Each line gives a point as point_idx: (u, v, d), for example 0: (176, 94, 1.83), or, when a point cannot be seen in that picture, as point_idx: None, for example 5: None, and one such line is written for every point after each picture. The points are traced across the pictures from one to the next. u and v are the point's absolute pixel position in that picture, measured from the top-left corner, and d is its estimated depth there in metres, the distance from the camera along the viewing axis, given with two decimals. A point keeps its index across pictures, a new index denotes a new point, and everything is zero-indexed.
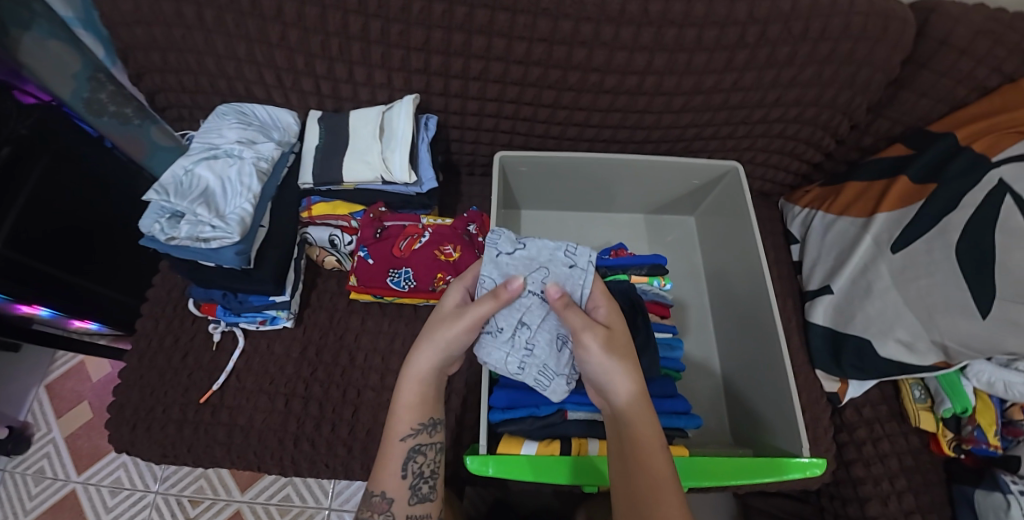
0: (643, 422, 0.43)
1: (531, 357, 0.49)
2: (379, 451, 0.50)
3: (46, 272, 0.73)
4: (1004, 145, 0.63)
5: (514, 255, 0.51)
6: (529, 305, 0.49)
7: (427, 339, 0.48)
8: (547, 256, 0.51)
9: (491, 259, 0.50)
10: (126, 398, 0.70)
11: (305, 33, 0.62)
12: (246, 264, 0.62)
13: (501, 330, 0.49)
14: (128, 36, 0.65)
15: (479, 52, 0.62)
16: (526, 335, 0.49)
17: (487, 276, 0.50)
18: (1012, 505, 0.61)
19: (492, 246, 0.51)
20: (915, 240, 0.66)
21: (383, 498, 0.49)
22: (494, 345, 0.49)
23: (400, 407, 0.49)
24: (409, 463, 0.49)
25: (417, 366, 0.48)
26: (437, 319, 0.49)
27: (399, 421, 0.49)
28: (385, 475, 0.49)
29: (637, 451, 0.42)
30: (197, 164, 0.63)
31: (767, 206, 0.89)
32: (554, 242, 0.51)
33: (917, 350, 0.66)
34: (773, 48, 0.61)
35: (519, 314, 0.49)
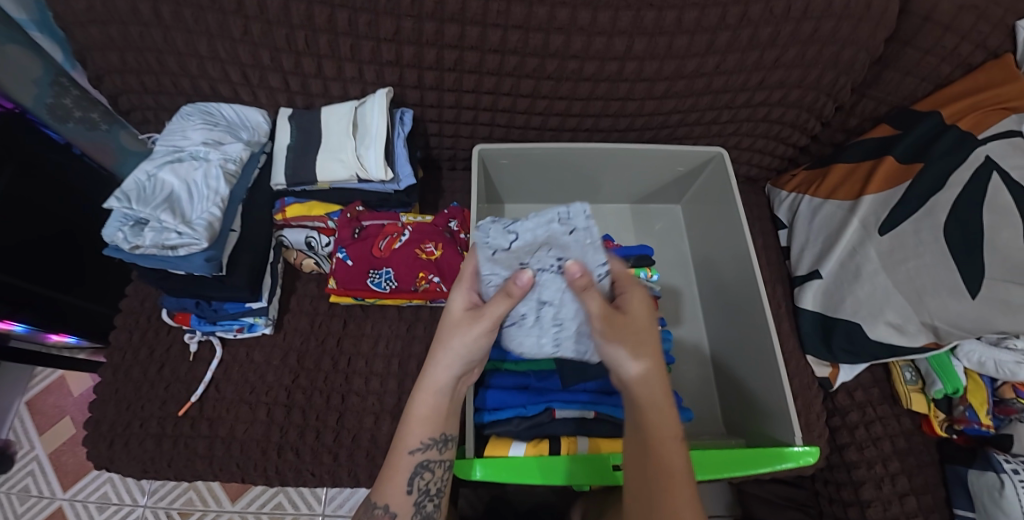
0: (658, 413, 0.44)
1: (563, 331, 0.48)
2: (385, 465, 0.48)
3: (25, 288, 0.71)
4: (991, 122, 0.63)
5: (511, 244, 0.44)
6: (541, 285, 0.45)
7: (445, 346, 0.47)
8: (545, 231, 0.44)
9: (487, 260, 0.45)
10: (102, 414, 0.67)
11: (269, 26, 0.59)
12: (217, 270, 0.60)
13: (524, 317, 0.48)
14: (83, 37, 0.62)
15: (453, 41, 0.60)
16: (552, 313, 0.47)
17: (490, 274, 0.46)
18: (1005, 483, 0.61)
19: (484, 245, 0.45)
20: (902, 221, 0.65)
21: (385, 512, 0.47)
22: (520, 330, 0.49)
23: (412, 420, 0.47)
24: (415, 478, 0.47)
25: (435, 377, 0.47)
26: (451, 326, 0.47)
27: (410, 433, 0.47)
28: (390, 488, 0.47)
29: (654, 443, 0.42)
30: (160, 168, 0.61)
31: (753, 192, 0.88)
32: (545, 213, 0.43)
33: (907, 332, 0.64)
34: (755, 30, 0.60)
35: (535, 297, 0.46)
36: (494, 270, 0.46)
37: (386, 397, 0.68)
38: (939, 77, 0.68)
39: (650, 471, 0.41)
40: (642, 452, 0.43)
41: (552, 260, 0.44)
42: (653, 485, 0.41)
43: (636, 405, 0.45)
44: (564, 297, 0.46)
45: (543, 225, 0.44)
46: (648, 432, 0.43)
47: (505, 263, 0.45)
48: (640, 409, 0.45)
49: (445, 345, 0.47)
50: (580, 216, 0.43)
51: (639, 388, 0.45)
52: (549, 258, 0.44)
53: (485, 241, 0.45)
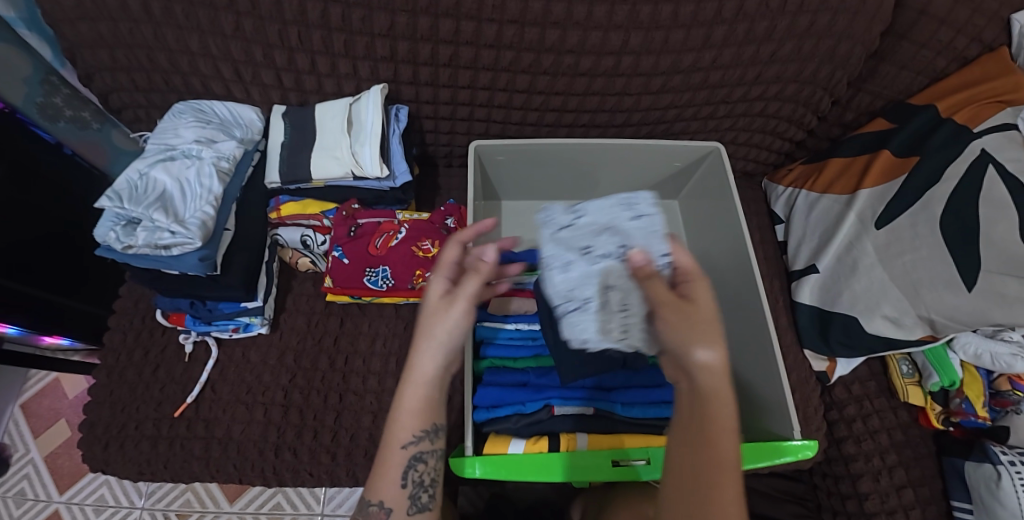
0: (721, 405, 0.36)
1: (631, 317, 0.44)
2: (378, 458, 0.45)
3: (29, 292, 0.72)
4: (986, 115, 0.63)
5: (577, 226, 0.49)
6: (606, 269, 0.45)
7: (425, 332, 0.43)
8: (609, 216, 0.50)
9: (552, 236, 0.50)
10: (97, 416, 0.66)
11: (262, 22, 0.58)
12: (211, 270, 0.59)
13: (589, 302, 0.45)
14: (72, 34, 0.61)
15: (448, 36, 0.60)
16: (618, 296, 0.44)
17: (553, 255, 0.48)
18: (1003, 475, 0.60)
19: (548, 222, 0.51)
20: (899, 215, 0.65)
21: (381, 508, 0.45)
22: (582, 319, 0.44)
23: (402, 413, 0.44)
24: (409, 472, 0.45)
25: (416, 365, 0.43)
26: (430, 313, 0.44)
27: (400, 427, 0.43)
28: (383, 483, 0.45)
29: (708, 436, 0.35)
30: (152, 166, 0.60)
31: (750, 187, 0.88)
32: (610, 201, 0.51)
33: (904, 325, 0.65)
34: (752, 24, 0.59)
35: (599, 280, 0.45)
36: (561, 252, 0.48)
37: (384, 396, 0.68)
38: (935, 70, 0.68)
39: (698, 468, 0.34)
40: (692, 446, 0.35)
41: (615, 245, 0.47)
42: (695, 482, 0.34)
43: (696, 394, 0.37)
44: (628, 283, 0.44)
45: (605, 214, 0.50)
46: (704, 423, 0.35)
47: (570, 246, 0.48)
48: (701, 396, 0.37)
49: (425, 330, 0.43)
50: (642, 205, 0.51)
51: (700, 374, 0.37)
52: (612, 242, 0.47)
53: (552, 224, 0.50)
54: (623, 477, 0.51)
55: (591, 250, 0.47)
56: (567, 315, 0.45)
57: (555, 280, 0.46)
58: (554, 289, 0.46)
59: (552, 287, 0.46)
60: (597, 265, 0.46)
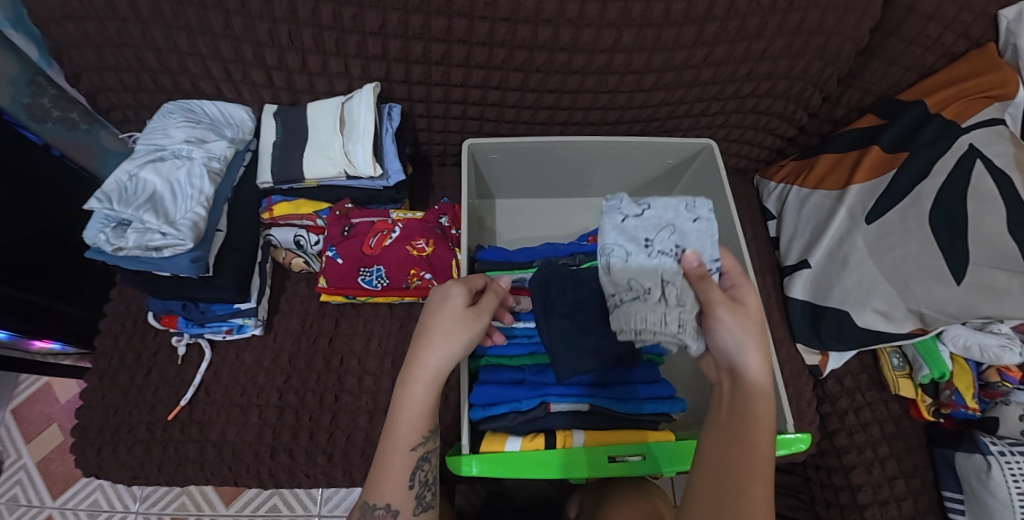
0: (762, 406, 0.40)
1: (687, 312, 0.44)
2: (382, 463, 0.45)
3: (18, 296, 0.71)
4: (974, 111, 0.64)
5: (640, 217, 0.48)
6: (663, 265, 0.46)
7: (449, 341, 0.44)
8: (672, 213, 0.48)
9: (617, 225, 0.48)
10: (89, 420, 0.66)
11: (251, 20, 0.58)
12: (204, 271, 0.59)
13: (647, 293, 0.45)
14: (59, 34, 0.60)
15: (440, 34, 0.59)
16: (675, 291, 0.44)
17: (614, 245, 0.47)
18: (992, 466, 0.62)
19: (615, 211, 0.49)
20: (888, 210, 0.66)
21: (388, 510, 0.46)
22: (635, 311, 0.45)
23: (414, 416, 0.45)
24: (416, 472, 0.47)
25: (431, 371, 0.44)
26: (455, 324, 0.45)
27: (412, 430, 0.45)
28: (390, 486, 0.45)
29: (748, 431, 0.39)
30: (142, 167, 0.59)
31: (742, 183, 0.89)
32: (674, 199, 0.49)
33: (894, 318, 0.65)
34: (743, 21, 0.60)
35: (657, 276, 0.46)
36: (620, 243, 0.47)
37: (380, 396, 0.68)
38: (923, 66, 0.69)
39: (735, 457, 0.37)
40: (730, 437, 0.39)
41: (673, 244, 0.47)
42: (730, 468, 0.37)
43: (740, 394, 0.41)
44: (683, 283, 0.45)
45: (668, 210, 0.49)
46: (744, 420, 0.39)
47: (631, 237, 0.47)
48: (743, 396, 0.41)
49: (451, 340, 0.44)
50: (703, 207, 0.48)
51: (746, 376, 0.41)
52: (670, 240, 0.47)
53: (615, 215, 0.49)
54: (618, 473, 0.52)
55: (651, 246, 0.47)
56: (619, 303, 0.47)
57: (613, 269, 0.47)
58: (609, 278, 0.47)
59: (608, 276, 0.47)
60: (655, 260, 0.46)
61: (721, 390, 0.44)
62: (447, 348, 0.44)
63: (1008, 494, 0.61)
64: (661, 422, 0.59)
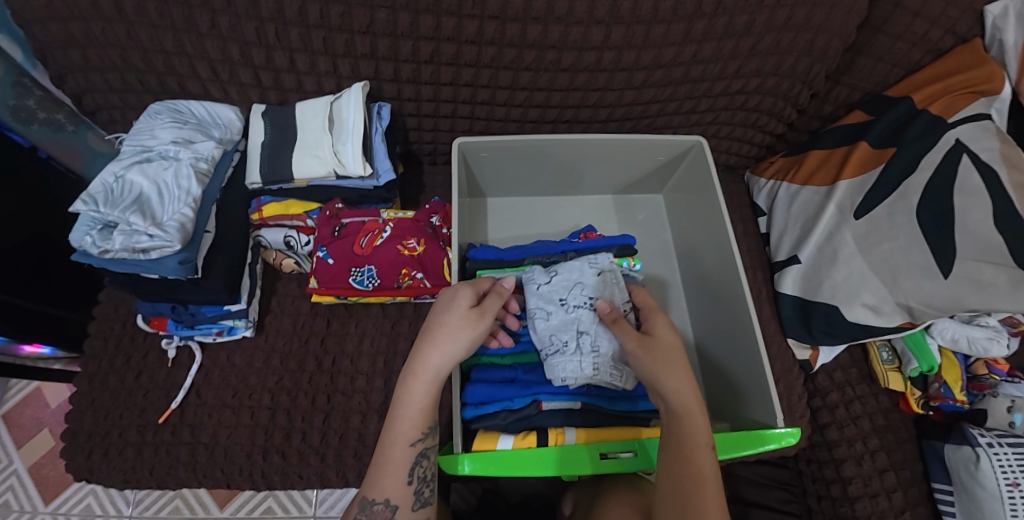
0: (694, 420, 0.44)
1: (601, 356, 0.55)
2: (382, 458, 0.46)
3: (10, 302, 0.71)
4: (960, 107, 0.65)
5: (552, 280, 0.59)
6: (580, 317, 0.57)
7: (452, 340, 0.46)
8: (579, 274, 0.60)
9: (535, 293, 0.59)
10: (79, 424, 0.65)
11: (238, 19, 0.57)
12: (192, 273, 0.58)
13: (569, 344, 0.55)
14: (42, 34, 0.59)
15: (428, 32, 0.59)
16: (589, 340, 0.55)
17: (535, 307, 0.58)
18: (980, 457, 0.63)
19: (531, 281, 0.60)
20: (877, 205, 0.67)
21: (387, 506, 0.46)
22: (562, 360, 0.54)
23: (415, 411, 0.46)
24: (415, 468, 0.47)
25: (432, 368, 0.46)
26: (458, 325, 0.47)
27: (412, 425, 0.46)
28: (389, 481, 0.46)
29: (689, 447, 0.43)
30: (128, 169, 0.58)
31: (733, 180, 0.89)
32: (579, 260, 0.60)
33: (883, 312, 0.66)
34: (731, 18, 0.60)
35: (575, 326, 0.56)
36: (540, 305, 0.58)
37: (372, 396, 0.67)
38: (910, 62, 0.70)
39: (689, 474, 0.41)
40: (678, 457, 0.43)
41: (585, 297, 0.58)
42: (686, 489, 0.41)
43: (671, 415, 0.45)
44: (599, 326, 0.56)
45: (573, 272, 0.60)
46: (682, 438, 0.43)
47: (547, 300, 0.58)
48: (671, 415, 0.45)
49: (452, 338, 0.46)
50: (603, 260, 0.61)
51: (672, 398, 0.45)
52: (582, 295, 0.58)
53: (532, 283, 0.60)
54: (610, 469, 0.52)
55: (567, 301, 0.58)
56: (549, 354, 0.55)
57: (539, 327, 0.57)
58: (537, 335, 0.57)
59: (537, 332, 0.57)
60: (572, 314, 0.57)
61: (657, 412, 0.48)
62: (450, 347, 0.46)
63: (996, 484, 0.62)
64: (653, 419, 0.59)
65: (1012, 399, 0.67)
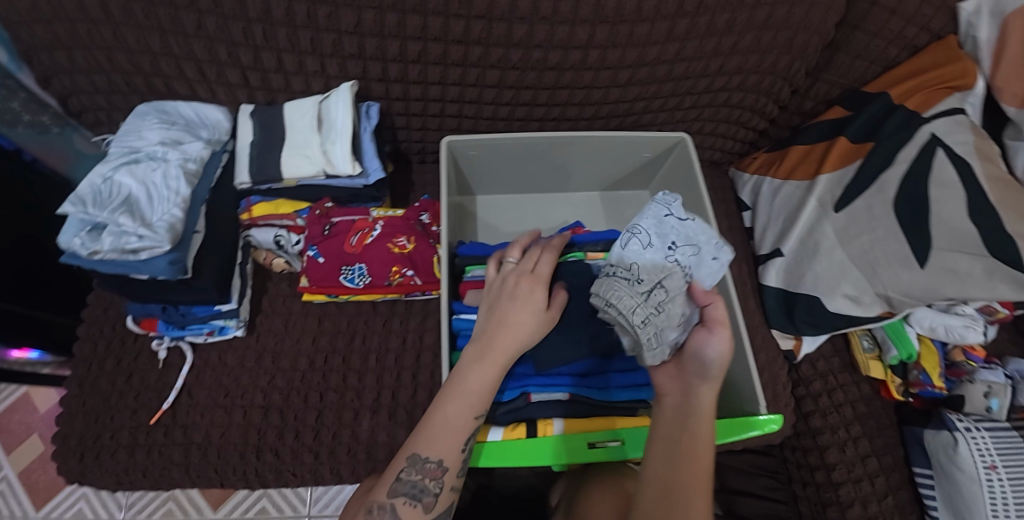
0: (705, 424, 0.43)
1: (657, 317, 0.49)
2: (445, 425, 0.45)
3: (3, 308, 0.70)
4: (934, 101, 0.68)
5: (683, 220, 0.52)
6: (671, 272, 0.50)
7: (532, 327, 0.47)
8: (703, 239, 0.52)
9: (659, 217, 0.53)
10: (70, 427, 0.65)
11: (225, 20, 0.58)
12: (183, 274, 0.58)
13: (641, 283, 0.51)
14: (27, 36, 0.59)
15: (415, 32, 0.60)
16: (662, 296, 0.50)
17: (646, 226, 0.53)
18: (958, 441, 0.65)
19: (665, 206, 0.53)
20: (856, 198, 0.68)
21: (438, 466, 0.45)
22: (619, 289, 0.51)
23: (488, 387, 0.46)
24: (470, 441, 0.46)
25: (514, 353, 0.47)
26: (541, 316, 0.48)
27: (481, 400, 0.46)
28: (447, 444, 0.45)
29: (694, 445, 0.41)
30: (116, 170, 0.58)
31: (717, 176, 0.90)
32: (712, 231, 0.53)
33: (863, 303, 0.68)
34: (712, 17, 0.61)
35: (662, 275, 0.50)
36: (648, 233, 0.52)
37: (365, 393, 0.68)
38: (887, 59, 0.72)
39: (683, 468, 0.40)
40: (678, 449, 0.41)
41: (689, 259, 0.51)
42: (670, 485, 0.39)
43: (685, 410, 0.44)
44: (675, 299, 0.49)
45: (701, 233, 0.52)
46: (688, 435, 0.42)
47: (660, 233, 0.52)
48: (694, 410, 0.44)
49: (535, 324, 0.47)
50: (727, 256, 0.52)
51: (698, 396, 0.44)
52: (688, 255, 0.51)
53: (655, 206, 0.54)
54: (599, 458, 0.53)
55: (675, 248, 0.51)
56: (612, 274, 0.53)
57: (628, 246, 0.53)
58: (622, 254, 0.53)
59: (622, 251, 0.53)
60: (668, 262, 0.51)
61: (669, 404, 0.46)
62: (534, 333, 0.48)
63: (974, 467, 0.64)
64: (641, 408, 0.60)
65: (989, 385, 0.69)
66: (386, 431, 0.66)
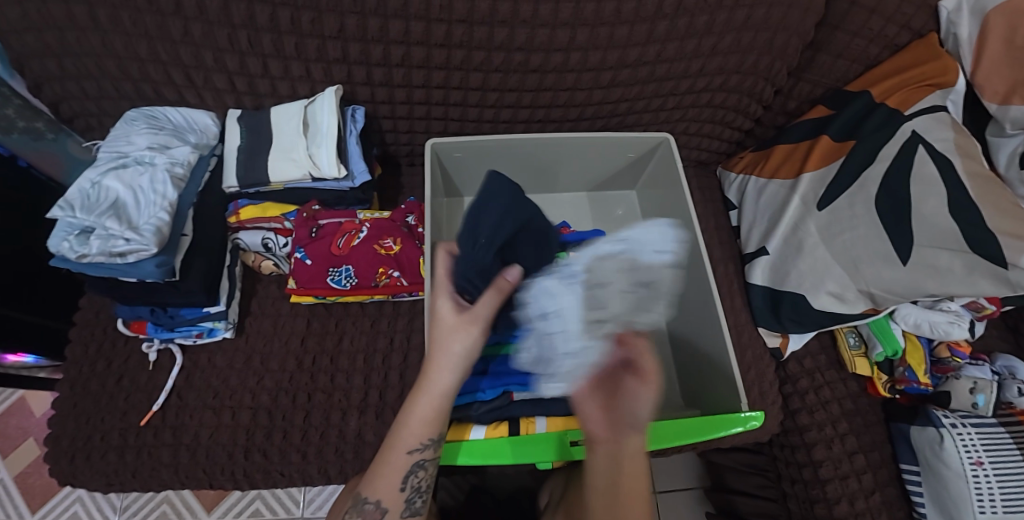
0: (636, 471, 0.44)
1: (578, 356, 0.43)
2: (382, 461, 0.49)
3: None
4: (915, 99, 0.68)
5: (666, 260, 0.44)
6: (617, 315, 0.43)
7: (441, 353, 0.46)
8: (663, 288, 0.45)
9: (649, 246, 0.43)
10: (61, 429, 0.65)
11: (210, 26, 0.59)
12: (170, 276, 0.59)
13: (591, 311, 0.43)
14: (18, 44, 0.60)
15: (398, 37, 0.61)
16: (592, 337, 0.43)
17: (632, 248, 0.44)
18: (944, 437, 0.65)
19: (660, 237, 0.44)
20: (838, 196, 0.69)
21: (377, 506, 0.50)
22: (563, 309, 0.43)
23: (416, 424, 0.47)
24: (408, 477, 0.49)
25: (435, 377, 0.47)
26: (446, 337, 0.46)
27: (408, 435, 0.48)
28: (383, 484, 0.49)
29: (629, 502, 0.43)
30: (104, 175, 0.59)
31: (704, 175, 0.91)
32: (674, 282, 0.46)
33: (847, 300, 0.68)
34: (691, 18, 0.62)
35: (607, 313, 0.43)
36: (627, 257, 0.43)
37: (352, 393, 0.69)
38: (868, 58, 0.72)
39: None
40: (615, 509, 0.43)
41: (641, 307, 0.44)
42: None
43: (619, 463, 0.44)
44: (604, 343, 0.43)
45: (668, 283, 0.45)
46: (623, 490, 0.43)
47: (636, 266, 0.43)
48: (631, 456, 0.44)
49: (441, 350, 0.46)
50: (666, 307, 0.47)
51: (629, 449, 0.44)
52: (643, 302, 0.44)
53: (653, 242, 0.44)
54: (580, 455, 0.55)
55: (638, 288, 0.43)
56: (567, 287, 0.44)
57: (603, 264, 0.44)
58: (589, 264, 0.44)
59: (593, 261, 0.44)
60: (621, 303, 0.43)
61: (599, 453, 0.44)
62: (449, 349, 0.46)
63: (961, 463, 0.64)
64: None
65: (975, 381, 0.69)
66: (373, 431, 0.67)
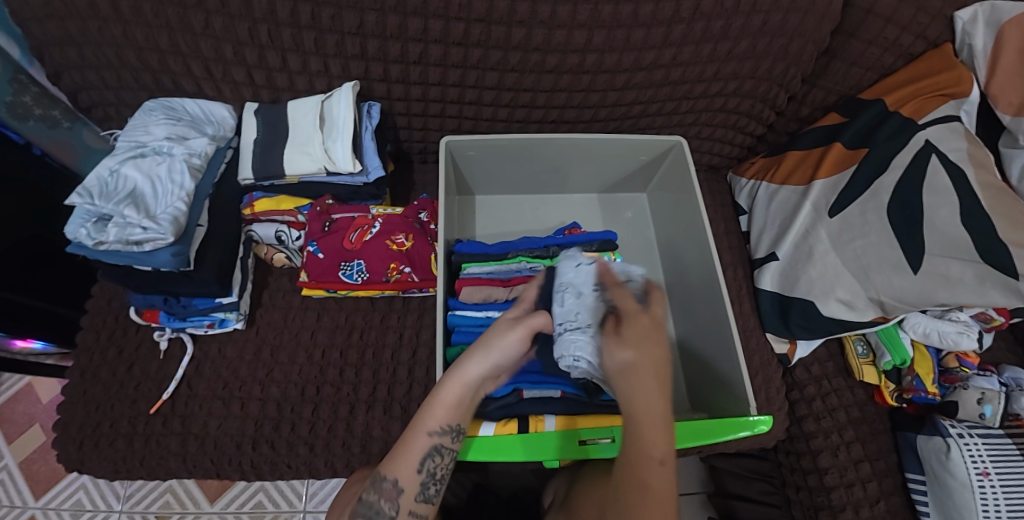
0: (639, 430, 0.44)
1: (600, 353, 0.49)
2: (403, 439, 0.50)
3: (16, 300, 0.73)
4: (929, 109, 0.68)
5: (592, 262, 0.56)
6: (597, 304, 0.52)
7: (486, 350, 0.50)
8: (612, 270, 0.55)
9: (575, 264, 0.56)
10: (71, 415, 0.66)
11: (231, 20, 0.59)
12: (185, 265, 0.60)
13: (585, 326, 0.50)
14: (40, 33, 0.61)
15: (416, 34, 0.61)
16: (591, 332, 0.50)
17: (568, 277, 0.55)
18: (951, 446, 0.65)
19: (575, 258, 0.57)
20: (850, 203, 0.69)
21: (394, 486, 0.49)
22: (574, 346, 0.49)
23: (443, 406, 0.49)
24: (426, 459, 0.49)
25: (471, 371, 0.49)
26: (500, 331, 0.51)
27: (430, 415, 0.49)
28: (400, 461, 0.49)
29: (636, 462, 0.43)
30: (123, 163, 0.60)
31: (715, 180, 0.91)
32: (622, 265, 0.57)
33: (857, 308, 0.68)
34: (708, 23, 0.62)
35: (590, 312, 0.51)
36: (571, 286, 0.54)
37: (360, 388, 0.69)
38: (882, 67, 0.72)
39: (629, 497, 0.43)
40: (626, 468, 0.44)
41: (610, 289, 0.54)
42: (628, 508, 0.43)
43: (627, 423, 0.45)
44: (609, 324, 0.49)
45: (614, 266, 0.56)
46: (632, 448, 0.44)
47: (579, 284, 0.54)
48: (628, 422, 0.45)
49: (485, 348, 0.50)
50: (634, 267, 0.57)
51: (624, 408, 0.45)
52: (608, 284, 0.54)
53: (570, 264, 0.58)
54: (588, 454, 0.55)
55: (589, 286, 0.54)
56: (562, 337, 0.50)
57: (567, 304, 0.53)
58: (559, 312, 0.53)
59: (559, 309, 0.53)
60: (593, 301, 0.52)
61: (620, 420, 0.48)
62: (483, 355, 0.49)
63: (966, 474, 0.64)
64: None
65: (982, 392, 0.69)
66: (380, 425, 0.67)
